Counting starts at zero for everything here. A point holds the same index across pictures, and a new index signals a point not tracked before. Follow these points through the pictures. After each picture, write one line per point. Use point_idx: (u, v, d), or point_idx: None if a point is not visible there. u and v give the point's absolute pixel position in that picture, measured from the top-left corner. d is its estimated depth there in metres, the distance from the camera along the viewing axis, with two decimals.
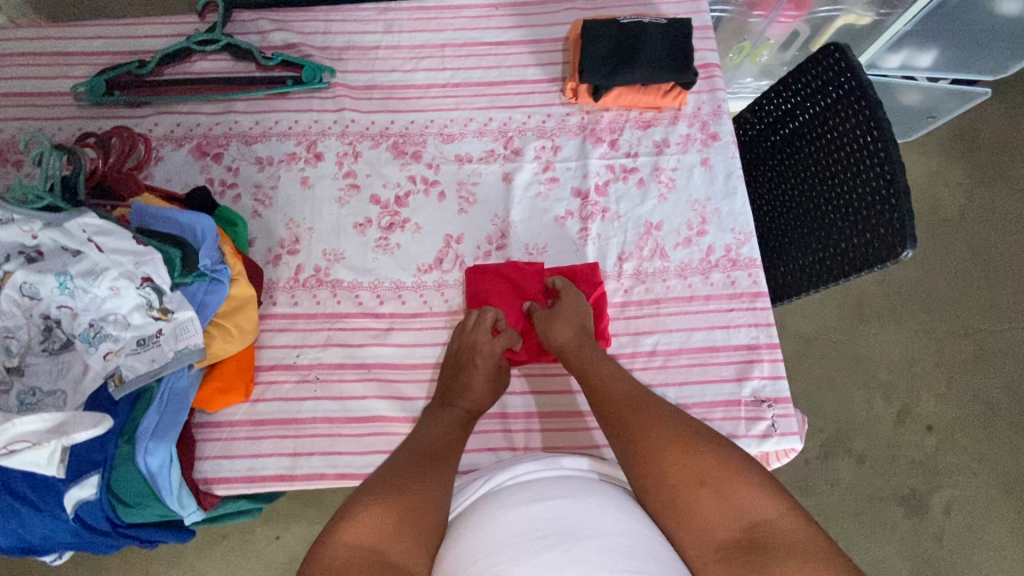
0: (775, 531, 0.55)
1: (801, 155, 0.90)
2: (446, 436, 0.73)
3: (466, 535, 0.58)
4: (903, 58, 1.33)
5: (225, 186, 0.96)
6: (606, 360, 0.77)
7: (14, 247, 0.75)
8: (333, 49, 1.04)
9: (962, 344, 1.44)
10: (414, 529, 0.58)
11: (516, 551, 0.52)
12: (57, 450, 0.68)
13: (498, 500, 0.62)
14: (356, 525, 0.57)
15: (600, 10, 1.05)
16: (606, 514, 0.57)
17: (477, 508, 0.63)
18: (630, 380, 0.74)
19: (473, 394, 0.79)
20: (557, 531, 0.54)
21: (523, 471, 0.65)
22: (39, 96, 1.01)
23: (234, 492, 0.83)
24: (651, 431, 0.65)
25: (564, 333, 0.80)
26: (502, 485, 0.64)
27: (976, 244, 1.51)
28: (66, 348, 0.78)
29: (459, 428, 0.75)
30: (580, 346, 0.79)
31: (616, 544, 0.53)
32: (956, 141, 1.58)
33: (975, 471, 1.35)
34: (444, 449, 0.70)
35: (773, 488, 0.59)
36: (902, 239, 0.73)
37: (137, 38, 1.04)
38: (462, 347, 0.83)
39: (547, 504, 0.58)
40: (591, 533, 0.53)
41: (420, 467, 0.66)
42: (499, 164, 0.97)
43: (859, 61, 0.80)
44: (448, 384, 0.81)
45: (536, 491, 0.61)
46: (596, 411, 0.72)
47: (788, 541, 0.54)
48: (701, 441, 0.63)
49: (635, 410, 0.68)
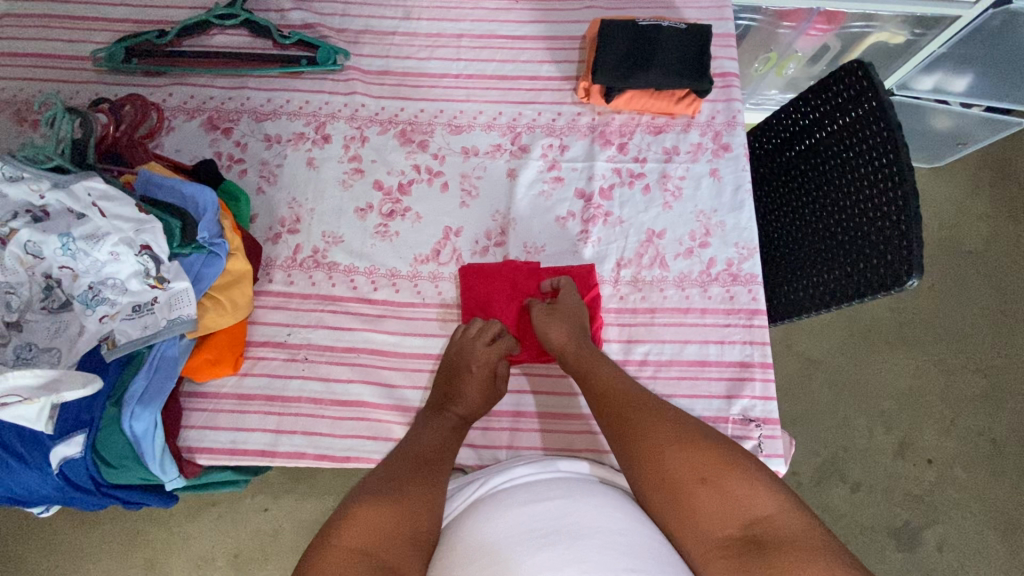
0: (775, 529, 0.56)
1: (814, 174, 0.88)
2: (438, 441, 0.74)
3: (471, 528, 0.60)
4: (936, 80, 1.30)
5: (232, 161, 0.97)
6: (606, 362, 0.77)
7: (22, 206, 0.77)
8: (350, 32, 1.04)
9: (973, 379, 1.40)
10: (409, 533, 0.60)
11: (521, 547, 0.54)
12: (46, 407, 0.70)
13: (497, 498, 0.64)
14: (352, 531, 0.58)
15: (620, 11, 1.04)
16: (605, 513, 0.58)
17: (480, 505, 0.65)
18: (633, 387, 0.72)
19: (467, 403, 0.79)
20: (555, 529, 0.56)
21: (519, 474, 0.68)
22: (60, 59, 1.03)
23: (215, 463, 0.84)
24: (648, 430, 0.66)
25: (557, 337, 0.79)
26: (499, 486, 0.67)
27: (997, 278, 1.46)
28: (65, 308, 0.80)
29: (452, 435, 0.76)
30: (578, 347, 0.78)
31: (615, 542, 0.54)
32: (984, 170, 1.53)
33: (973, 508, 1.32)
34: (438, 453, 0.72)
35: (774, 487, 0.59)
36: (908, 266, 0.71)
37: (159, 8, 1.06)
38: (457, 354, 0.82)
39: (545, 504, 0.60)
40: (589, 532, 0.55)
41: (416, 471, 0.67)
42: (505, 160, 0.96)
43: (882, 81, 0.77)
44: (442, 385, 0.81)
45: (532, 491, 0.63)
46: (597, 413, 0.72)
47: (787, 537, 0.55)
48: (702, 438, 0.64)
49: (630, 411, 0.69)
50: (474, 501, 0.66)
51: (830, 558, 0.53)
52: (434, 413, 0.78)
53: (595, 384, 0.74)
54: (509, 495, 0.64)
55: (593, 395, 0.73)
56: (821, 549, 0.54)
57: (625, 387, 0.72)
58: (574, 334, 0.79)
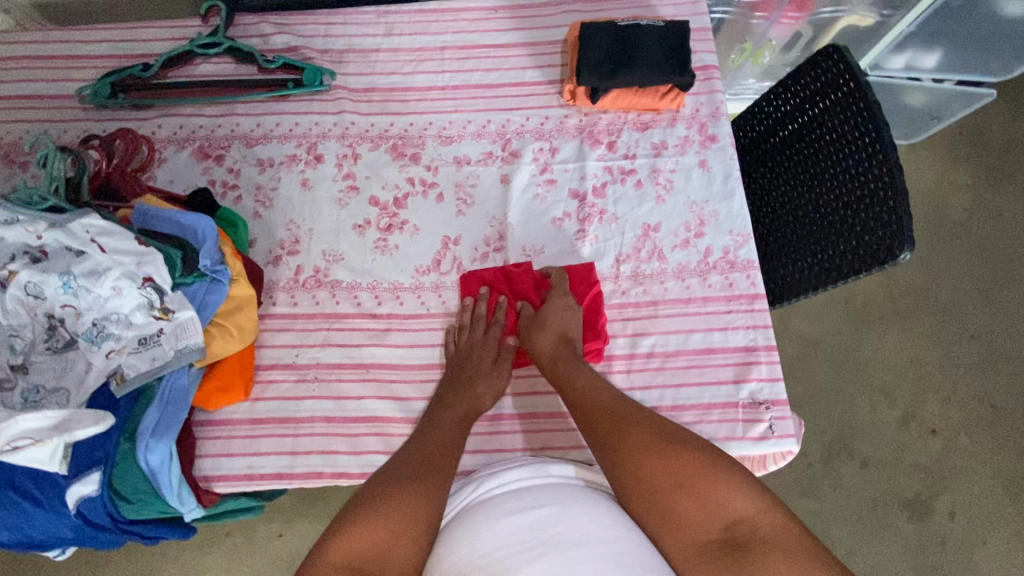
0: (754, 529, 0.58)
1: (799, 157, 0.90)
2: (444, 437, 0.75)
3: (462, 543, 0.59)
4: (907, 58, 1.31)
5: (226, 188, 0.98)
6: (585, 369, 0.79)
7: (20, 247, 0.77)
8: (334, 52, 1.05)
9: (968, 347, 1.43)
10: (406, 542, 0.61)
11: (511, 560, 0.53)
12: (60, 447, 0.71)
13: (489, 506, 0.63)
14: (342, 546, 0.60)
15: (599, 12, 1.06)
16: (593, 522, 0.58)
17: (471, 511, 0.64)
18: (613, 392, 0.75)
19: (468, 395, 0.81)
20: (544, 540, 0.55)
21: (510, 479, 0.68)
22: (45, 98, 1.03)
23: (234, 489, 0.84)
24: (630, 436, 0.68)
25: (552, 328, 0.83)
26: (490, 492, 0.67)
27: (983, 247, 1.50)
28: (69, 347, 0.79)
29: (456, 429, 0.77)
30: (562, 352, 0.81)
31: (603, 552, 0.54)
32: (961, 142, 1.57)
33: (980, 474, 1.34)
34: (443, 453, 0.73)
35: (750, 486, 0.62)
36: (898, 242, 0.73)
37: (140, 41, 1.06)
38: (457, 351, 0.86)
39: (537, 512, 0.60)
40: (578, 542, 0.55)
41: (420, 471, 0.69)
42: (497, 166, 0.98)
43: (857, 64, 0.80)
44: (442, 388, 0.83)
45: (525, 499, 0.63)
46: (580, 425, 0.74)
47: (764, 536, 0.58)
48: (678, 444, 0.66)
49: (615, 418, 0.71)
50: (466, 506, 0.67)
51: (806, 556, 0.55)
52: (437, 412, 0.80)
53: (582, 391, 0.76)
54: (501, 502, 0.63)
55: (577, 407, 0.75)
56: (797, 546, 0.56)
57: (604, 392, 0.75)
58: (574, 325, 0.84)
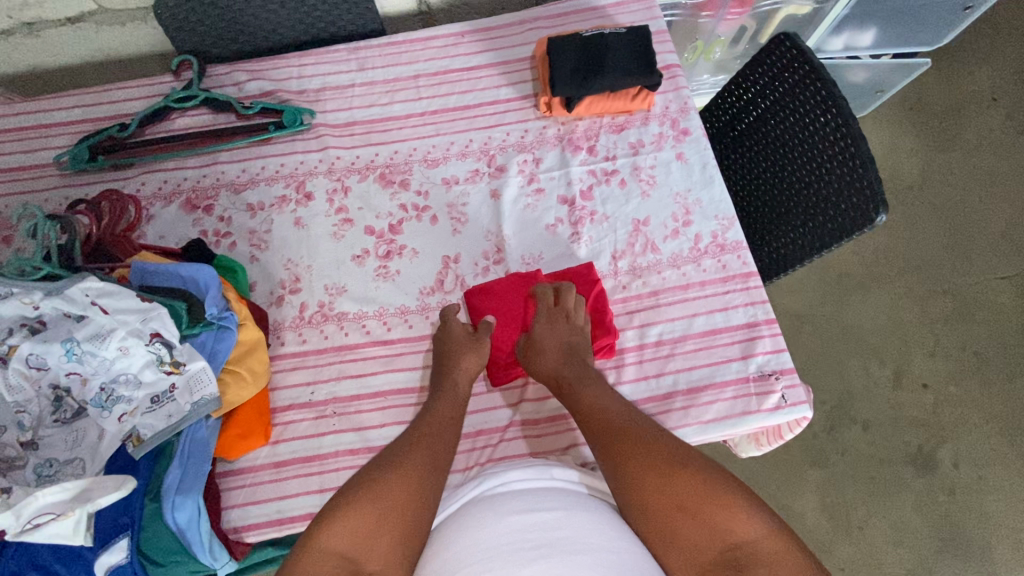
0: (755, 554, 0.57)
1: (768, 139, 0.95)
2: (438, 424, 0.75)
3: (457, 544, 0.59)
4: (845, 40, 1.41)
5: (219, 236, 0.98)
6: (591, 384, 0.78)
7: (17, 320, 0.76)
8: (310, 91, 1.07)
9: (942, 300, 1.50)
10: (390, 533, 0.59)
11: (512, 557, 0.54)
12: (83, 518, 0.68)
13: (493, 506, 0.63)
14: (332, 532, 0.59)
15: (562, 26, 1.11)
16: (597, 530, 0.59)
17: (474, 508, 0.64)
18: (618, 405, 0.75)
19: (459, 380, 0.82)
20: (547, 542, 0.56)
21: (514, 478, 0.67)
22: (23, 170, 1.02)
23: (265, 537, 0.82)
24: (635, 452, 0.67)
25: (552, 343, 0.83)
26: (493, 490, 0.66)
27: (940, 206, 1.59)
28: (79, 416, 0.78)
29: (451, 416, 0.77)
30: (568, 348, 0.83)
31: (605, 559, 0.55)
32: (905, 111, 1.68)
33: (974, 420, 1.41)
34: (437, 438, 0.73)
35: (755, 512, 0.60)
36: (875, 205, 0.78)
37: (113, 102, 1.06)
38: (447, 342, 0.86)
39: (540, 514, 0.60)
40: (581, 547, 0.55)
41: (410, 458, 0.68)
42: (485, 182, 1.00)
43: (809, 47, 0.86)
44: (437, 380, 0.82)
45: (528, 500, 0.63)
46: (584, 431, 0.73)
47: (765, 564, 0.56)
48: (685, 468, 0.64)
49: (621, 436, 0.69)
50: (468, 504, 0.66)
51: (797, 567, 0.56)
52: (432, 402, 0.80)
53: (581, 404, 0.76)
54: (504, 501, 0.63)
55: (583, 417, 0.75)
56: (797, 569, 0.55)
57: (608, 403, 0.75)
58: (576, 332, 0.84)
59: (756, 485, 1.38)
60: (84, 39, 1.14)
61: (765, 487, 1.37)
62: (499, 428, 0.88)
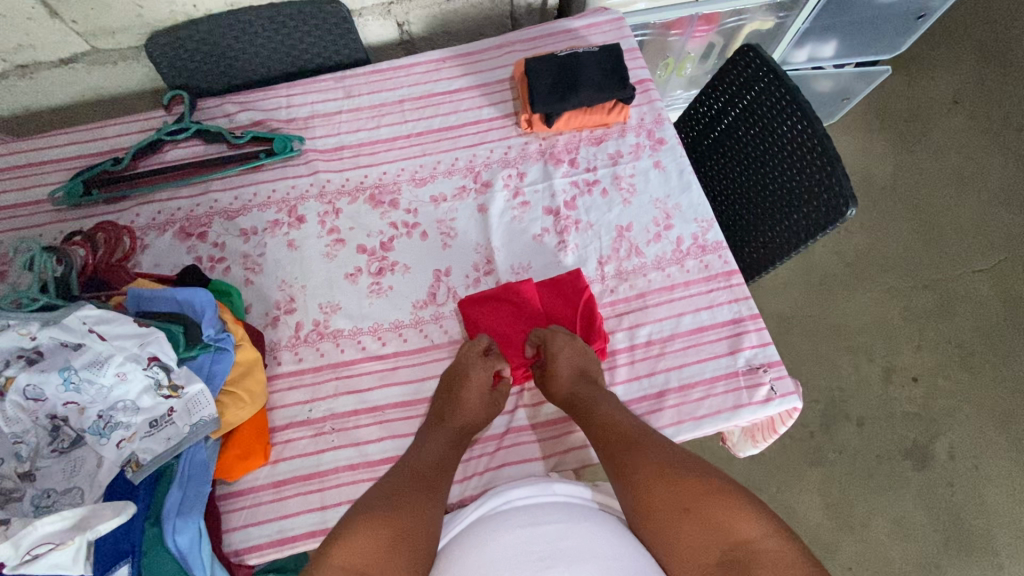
0: (756, 553, 0.58)
1: (741, 144, 1.00)
2: (436, 456, 0.79)
3: (462, 561, 0.60)
4: (808, 52, 1.49)
5: (213, 261, 0.99)
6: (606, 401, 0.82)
7: (14, 351, 0.75)
8: (299, 119, 1.11)
9: (924, 295, 1.55)
10: (404, 557, 0.63)
11: (517, 569, 0.55)
12: (83, 546, 0.67)
13: (497, 522, 0.64)
14: (348, 552, 0.61)
15: (539, 48, 1.16)
16: (600, 539, 0.60)
17: (480, 525, 0.66)
18: (631, 420, 0.77)
19: (467, 412, 0.84)
20: (551, 553, 0.56)
21: (516, 495, 0.69)
22: (17, 206, 1.04)
23: (266, 559, 0.82)
24: (643, 461, 0.70)
25: (565, 367, 0.83)
26: (496, 509, 0.68)
27: (912, 204, 1.65)
28: (77, 445, 0.78)
29: (451, 450, 0.81)
30: (577, 371, 0.84)
31: (611, 568, 0.56)
32: (871, 116, 1.76)
33: (966, 411, 1.43)
34: (436, 471, 0.76)
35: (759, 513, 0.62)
36: (844, 199, 0.82)
37: (106, 138, 1.09)
38: (456, 366, 0.87)
39: (542, 527, 0.61)
40: (585, 556, 0.56)
41: (412, 490, 0.72)
42: (472, 198, 1.04)
43: (772, 57, 0.92)
44: (442, 407, 0.84)
45: (531, 514, 0.64)
46: (596, 446, 0.77)
47: (765, 562, 0.58)
48: (688, 472, 0.67)
49: (629, 447, 0.73)
50: (474, 523, 0.68)
51: (796, 563, 0.57)
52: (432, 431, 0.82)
53: (598, 422, 0.78)
54: (508, 517, 0.64)
55: (597, 429, 0.78)
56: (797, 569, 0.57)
57: (625, 417, 0.78)
58: (583, 356, 0.85)
59: (756, 488, 1.38)
60: (76, 78, 1.17)
61: (765, 490, 1.37)
62: (497, 435, 0.88)
